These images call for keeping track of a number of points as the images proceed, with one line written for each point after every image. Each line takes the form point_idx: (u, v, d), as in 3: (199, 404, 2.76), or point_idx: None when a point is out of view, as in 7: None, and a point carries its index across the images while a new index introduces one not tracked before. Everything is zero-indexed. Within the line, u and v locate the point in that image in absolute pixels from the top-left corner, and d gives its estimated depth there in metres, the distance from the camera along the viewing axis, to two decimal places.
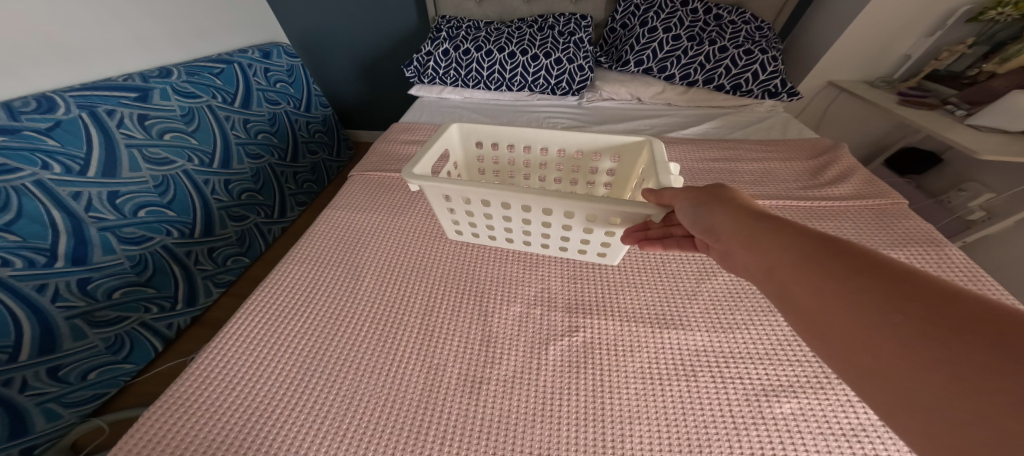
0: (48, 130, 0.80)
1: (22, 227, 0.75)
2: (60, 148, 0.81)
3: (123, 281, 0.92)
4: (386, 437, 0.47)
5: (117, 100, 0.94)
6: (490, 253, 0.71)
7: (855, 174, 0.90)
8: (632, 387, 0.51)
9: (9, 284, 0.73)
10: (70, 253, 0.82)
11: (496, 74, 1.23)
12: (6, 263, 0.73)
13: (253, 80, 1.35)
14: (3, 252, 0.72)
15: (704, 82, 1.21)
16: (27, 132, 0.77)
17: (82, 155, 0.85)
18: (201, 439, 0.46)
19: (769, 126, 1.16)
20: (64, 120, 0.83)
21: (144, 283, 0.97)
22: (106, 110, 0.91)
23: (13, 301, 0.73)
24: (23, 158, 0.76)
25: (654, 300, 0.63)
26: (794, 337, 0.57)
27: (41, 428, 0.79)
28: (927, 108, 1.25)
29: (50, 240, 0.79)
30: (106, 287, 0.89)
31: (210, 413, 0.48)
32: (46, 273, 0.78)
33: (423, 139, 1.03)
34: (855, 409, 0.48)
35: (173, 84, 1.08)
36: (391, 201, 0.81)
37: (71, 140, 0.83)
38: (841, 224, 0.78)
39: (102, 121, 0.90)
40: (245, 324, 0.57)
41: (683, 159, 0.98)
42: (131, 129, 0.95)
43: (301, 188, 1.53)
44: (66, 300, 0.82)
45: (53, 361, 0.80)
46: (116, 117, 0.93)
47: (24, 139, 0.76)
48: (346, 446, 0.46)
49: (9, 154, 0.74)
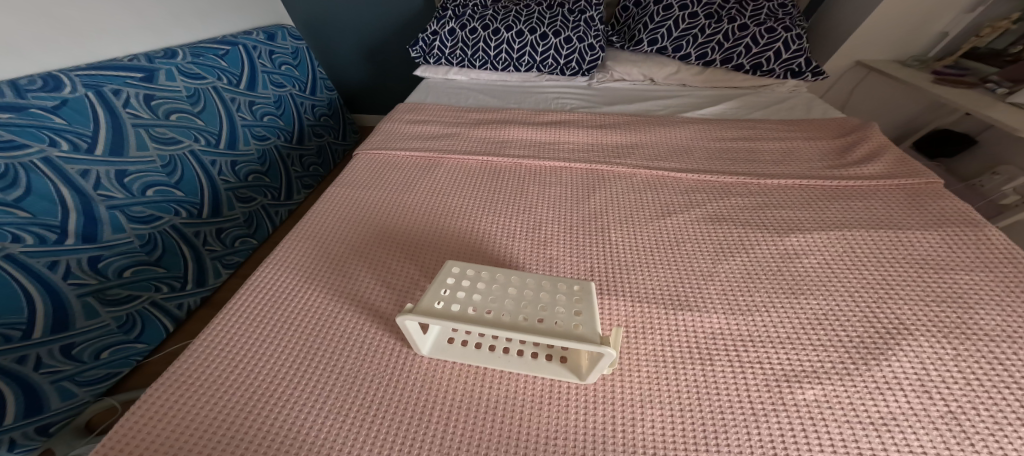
0: (55, 108, 0.85)
1: (31, 203, 0.78)
2: (67, 126, 0.86)
3: (133, 261, 0.95)
4: (381, 412, 0.46)
5: (122, 80, 0.99)
6: (496, 232, 0.69)
7: (885, 153, 0.85)
8: (643, 371, 0.49)
9: (20, 260, 0.76)
10: (81, 230, 0.86)
11: (503, 53, 1.20)
12: (18, 239, 0.76)
13: (258, 62, 1.39)
14: (15, 228, 0.76)
15: (722, 62, 1.16)
16: (35, 109, 0.82)
17: (89, 133, 0.89)
18: (196, 411, 0.46)
19: (791, 107, 1.10)
20: (70, 99, 0.88)
21: (154, 263, 1.00)
22: (112, 90, 0.96)
23: (25, 277, 0.76)
24: (30, 134, 0.80)
25: (669, 281, 0.60)
26: (820, 321, 0.53)
27: (56, 406, 0.82)
28: (966, 87, 1.18)
29: (59, 217, 0.82)
30: (116, 265, 0.92)
31: (203, 382, 0.49)
32: (57, 250, 0.82)
33: (428, 119, 1.01)
34: (885, 396, 0.45)
35: (178, 65, 1.13)
36: (396, 180, 0.81)
37: (78, 119, 0.88)
38: (871, 203, 0.73)
39: (107, 100, 0.95)
40: (246, 305, 0.57)
41: (698, 138, 0.93)
42: (137, 109, 1.00)
43: (307, 172, 1.55)
44: (79, 278, 0.85)
45: (67, 338, 0.82)
46: (121, 97, 0.98)
47: (30, 117, 0.81)
48: (338, 417, 0.46)
49: (18, 131, 0.79)
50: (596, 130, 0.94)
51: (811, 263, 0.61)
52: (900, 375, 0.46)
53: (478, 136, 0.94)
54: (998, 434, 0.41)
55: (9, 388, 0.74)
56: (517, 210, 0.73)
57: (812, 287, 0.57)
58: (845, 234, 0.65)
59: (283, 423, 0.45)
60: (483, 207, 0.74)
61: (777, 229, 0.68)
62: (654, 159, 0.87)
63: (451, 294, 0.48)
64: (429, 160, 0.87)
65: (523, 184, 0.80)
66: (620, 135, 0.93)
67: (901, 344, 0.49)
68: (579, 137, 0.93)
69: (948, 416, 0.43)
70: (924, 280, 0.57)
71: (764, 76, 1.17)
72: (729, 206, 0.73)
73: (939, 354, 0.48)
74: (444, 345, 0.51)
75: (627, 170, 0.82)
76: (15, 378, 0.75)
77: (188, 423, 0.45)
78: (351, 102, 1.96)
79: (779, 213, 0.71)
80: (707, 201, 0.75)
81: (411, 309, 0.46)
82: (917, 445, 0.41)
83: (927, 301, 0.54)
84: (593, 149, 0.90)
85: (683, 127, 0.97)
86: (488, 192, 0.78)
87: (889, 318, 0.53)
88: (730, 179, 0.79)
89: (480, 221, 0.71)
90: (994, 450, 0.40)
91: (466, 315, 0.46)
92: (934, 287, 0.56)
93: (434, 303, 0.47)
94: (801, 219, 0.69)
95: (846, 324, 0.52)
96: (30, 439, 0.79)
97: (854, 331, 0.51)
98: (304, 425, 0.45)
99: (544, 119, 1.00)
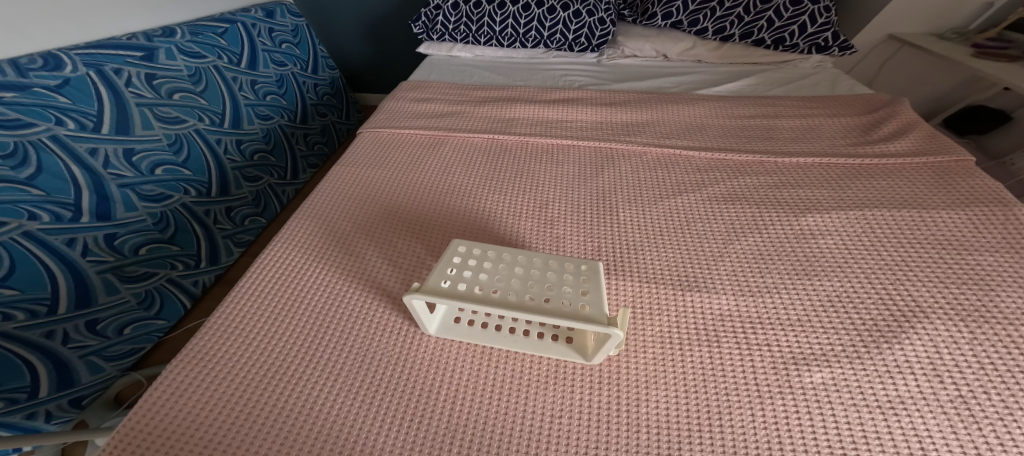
0: (58, 87, 0.90)
1: (43, 182, 0.83)
2: (72, 105, 0.91)
3: (146, 238, 0.99)
4: (375, 385, 0.46)
5: (123, 59, 1.04)
6: (501, 211, 0.68)
7: (916, 129, 0.80)
8: (649, 351, 0.48)
9: (39, 237, 0.80)
10: (94, 209, 0.90)
11: (509, 28, 1.17)
12: (34, 216, 0.80)
13: (257, 41, 1.42)
14: (31, 206, 0.80)
15: (742, 37, 1.11)
16: (37, 88, 0.86)
17: (94, 113, 0.94)
18: (196, 381, 0.47)
19: (815, 83, 1.04)
20: (71, 78, 0.93)
21: (167, 241, 1.03)
22: (112, 69, 1.01)
23: (45, 253, 0.80)
24: (35, 113, 0.85)
25: (677, 261, 0.58)
26: (832, 302, 0.50)
27: (86, 380, 0.84)
28: (1007, 60, 1.11)
29: (73, 195, 0.86)
30: (132, 243, 0.96)
31: (199, 352, 0.50)
32: (73, 228, 0.86)
33: (432, 97, 1.00)
34: (895, 381, 0.42)
35: (177, 43, 1.18)
36: (402, 158, 0.80)
37: (80, 97, 0.93)
38: (894, 182, 0.69)
39: (109, 79, 0.99)
40: (251, 283, 0.57)
41: (712, 116, 0.90)
42: (140, 88, 1.05)
43: (312, 151, 1.56)
44: (97, 255, 0.89)
45: (91, 314, 0.86)
46: (122, 76, 1.02)
47: (34, 96, 0.86)
48: (334, 388, 0.46)
49: (23, 110, 0.83)
50: (604, 108, 0.92)
51: (827, 243, 0.58)
52: (912, 359, 0.44)
53: (484, 114, 0.93)
54: (1006, 418, 0.39)
55: (41, 362, 0.77)
56: (523, 189, 0.72)
57: (826, 268, 0.55)
58: (864, 214, 0.62)
59: (278, 394, 0.46)
60: (488, 185, 0.73)
61: (793, 208, 0.65)
62: (665, 137, 0.84)
63: (457, 274, 0.47)
64: (434, 138, 0.86)
65: (531, 162, 0.79)
66: (630, 113, 0.90)
67: (915, 326, 0.47)
68: (586, 115, 0.90)
69: (958, 400, 0.41)
70: (944, 262, 0.54)
71: (786, 51, 1.11)
72: (744, 185, 0.71)
73: (954, 337, 0.46)
74: (450, 324, 0.51)
75: (637, 148, 0.80)
76: (46, 352, 0.78)
77: (184, 390, 0.46)
78: (354, 81, 1.95)
79: (795, 192, 0.68)
80: (720, 180, 0.72)
81: (417, 288, 0.45)
82: (930, 442, 0.38)
83: (946, 283, 0.51)
84: (601, 127, 0.88)
85: (696, 105, 0.93)
86: (494, 170, 0.77)
87: (906, 299, 0.50)
88: (745, 158, 0.76)
89: (486, 199, 0.70)
90: (1004, 437, 0.38)
91: (472, 294, 0.45)
92: (954, 269, 0.53)
93: (440, 282, 0.46)
94: (819, 198, 0.66)
95: (860, 307, 0.50)
96: (65, 411, 0.81)
97: (869, 313, 0.49)
98: (297, 395, 0.45)
99: (552, 97, 0.97)
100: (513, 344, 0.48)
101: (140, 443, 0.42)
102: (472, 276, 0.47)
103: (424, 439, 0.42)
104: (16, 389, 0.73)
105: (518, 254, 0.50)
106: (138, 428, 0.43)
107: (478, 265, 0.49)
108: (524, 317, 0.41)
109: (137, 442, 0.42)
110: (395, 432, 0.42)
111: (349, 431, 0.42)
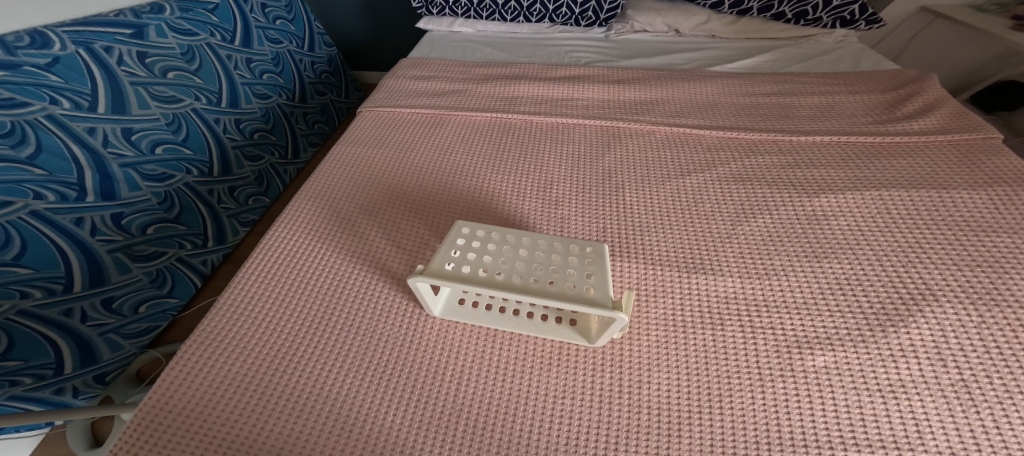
0: (48, 66, 0.93)
1: (45, 161, 0.85)
2: (64, 84, 0.94)
3: (154, 218, 1.01)
4: (368, 361, 0.47)
5: (112, 37, 1.07)
6: (503, 191, 0.67)
7: (943, 106, 0.75)
8: (653, 335, 0.47)
9: (46, 216, 0.83)
10: (98, 189, 0.92)
11: (513, 2, 1.13)
12: (40, 195, 0.83)
13: (251, 17, 1.42)
14: (37, 186, 0.83)
15: (760, 10, 1.05)
16: (28, 67, 0.90)
17: (88, 91, 0.96)
18: (199, 358, 0.47)
19: (837, 58, 0.99)
20: (61, 56, 0.96)
21: (174, 220, 1.05)
22: (102, 47, 1.04)
23: (53, 232, 0.83)
24: (29, 92, 0.89)
25: (683, 242, 0.56)
26: (839, 285, 0.48)
27: (108, 357, 0.87)
28: None
29: (74, 174, 0.89)
30: (139, 222, 0.97)
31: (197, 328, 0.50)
32: (78, 207, 0.88)
33: (433, 75, 0.98)
34: (898, 364, 0.41)
35: (166, 21, 1.20)
36: (403, 138, 0.79)
37: (72, 76, 0.96)
38: (916, 162, 0.65)
39: (99, 57, 1.02)
40: (252, 262, 0.57)
41: (726, 94, 0.86)
42: (132, 67, 1.07)
43: (313, 130, 1.56)
44: (105, 234, 0.91)
45: (105, 292, 0.88)
46: (114, 54, 1.05)
47: (26, 75, 0.90)
48: (331, 366, 0.46)
49: (17, 89, 0.87)
50: (612, 86, 0.88)
51: (840, 225, 0.56)
52: (917, 343, 0.42)
53: (487, 92, 0.90)
54: (1008, 403, 0.37)
55: (63, 340, 0.79)
56: (526, 169, 0.70)
57: (836, 250, 0.53)
58: (880, 194, 0.59)
59: (275, 370, 0.46)
60: (491, 165, 0.72)
61: (806, 189, 0.62)
62: (674, 115, 0.80)
63: (462, 256, 0.46)
64: (435, 117, 0.84)
65: (532, 142, 0.77)
66: (640, 90, 0.87)
67: (923, 310, 0.44)
68: (594, 93, 0.87)
69: (960, 385, 0.39)
70: (961, 244, 0.51)
71: (808, 25, 1.06)
72: (755, 165, 0.68)
73: (962, 321, 0.43)
74: (454, 306, 0.51)
75: (645, 126, 0.77)
76: (66, 330, 0.80)
77: (181, 365, 0.47)
78: (354, 58, 1.93)
79: (809, 172, 0.65)
80: (731, 160, 0.69)
81: (422, 270, 0.44)
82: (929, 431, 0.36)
83: (959, 265, 0.49)
84: (610, 105, 0.85)
85: (707, 82, 0.89)
86: (496, 149, 0.75)
87: (917, 282, 0.47)
88: (758, 136, 0.73)
89: (487, 179, 0.69)
90: (999, 419, 0.36)
91: (476, 277, 0.43)
92: (971, 251, 0.50)
93: (445, 264, 0.45)
94: (834, 178, 0.63)
95: (871, 289, 0.47)
96: (91, 387, 0.84)
97: (878, 296, 0.47)
98: (296, 373, 0.46)
99: (557, 74, 0.94)
100: (517, 326, 0.48)
101: (141, 413, 0.43)
102: (475, 260, 0.46)
103: (422, 420, 0.42)
104: (42, 366, 0.76)
105: (519, 236, 0.48)
106: (147, 402, 0.44)
107: (479, 248, 0.47)
108: (528, 300, 0.40)
109: (140, 412, 0.43)
110: (398, 413, 0.42)
111: (348, 407, 0.43)
